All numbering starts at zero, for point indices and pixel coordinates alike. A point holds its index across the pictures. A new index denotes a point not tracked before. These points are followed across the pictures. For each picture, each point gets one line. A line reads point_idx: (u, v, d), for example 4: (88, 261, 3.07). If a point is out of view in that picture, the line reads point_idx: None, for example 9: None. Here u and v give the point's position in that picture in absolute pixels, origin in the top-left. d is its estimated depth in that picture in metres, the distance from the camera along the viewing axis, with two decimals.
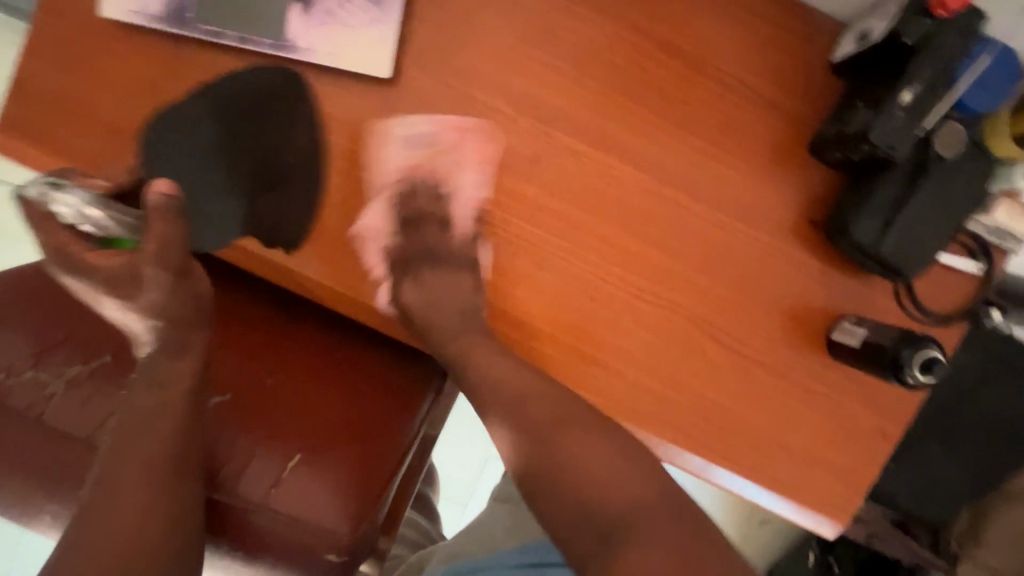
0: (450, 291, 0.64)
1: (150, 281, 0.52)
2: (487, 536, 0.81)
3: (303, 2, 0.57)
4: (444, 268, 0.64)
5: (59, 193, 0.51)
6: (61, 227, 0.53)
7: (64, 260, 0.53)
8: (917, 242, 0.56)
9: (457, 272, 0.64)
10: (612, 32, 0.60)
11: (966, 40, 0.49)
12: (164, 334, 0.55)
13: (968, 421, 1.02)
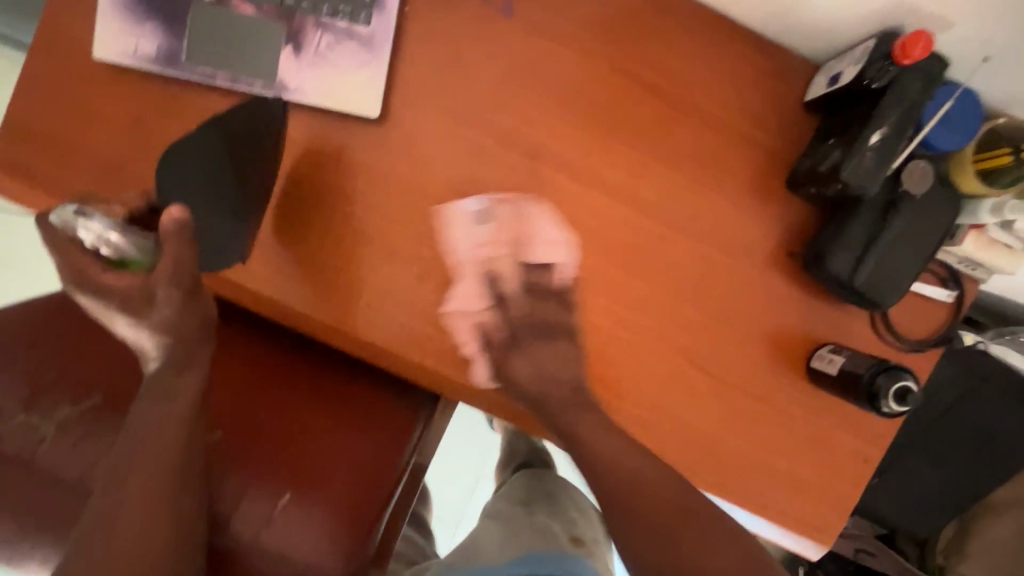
0: (554, 361, 0.63)
1: (163, 301, 0.51)
2: (479, 547, 0.82)
3: (293, 44, 0.58)
4: (540, 338, 0.65)
5: (82, 217, 0.47)
6: (79, 250, 0.50)
7: (81, 282, 0.50)
8: (889, 274, 0.58)
9: (552, 344, 0.64)
10: (596, 71, 0.62)
11: (931, 84, 0.51)
12: (170, 351, 0.53)
13: (950, 435, 1.04)
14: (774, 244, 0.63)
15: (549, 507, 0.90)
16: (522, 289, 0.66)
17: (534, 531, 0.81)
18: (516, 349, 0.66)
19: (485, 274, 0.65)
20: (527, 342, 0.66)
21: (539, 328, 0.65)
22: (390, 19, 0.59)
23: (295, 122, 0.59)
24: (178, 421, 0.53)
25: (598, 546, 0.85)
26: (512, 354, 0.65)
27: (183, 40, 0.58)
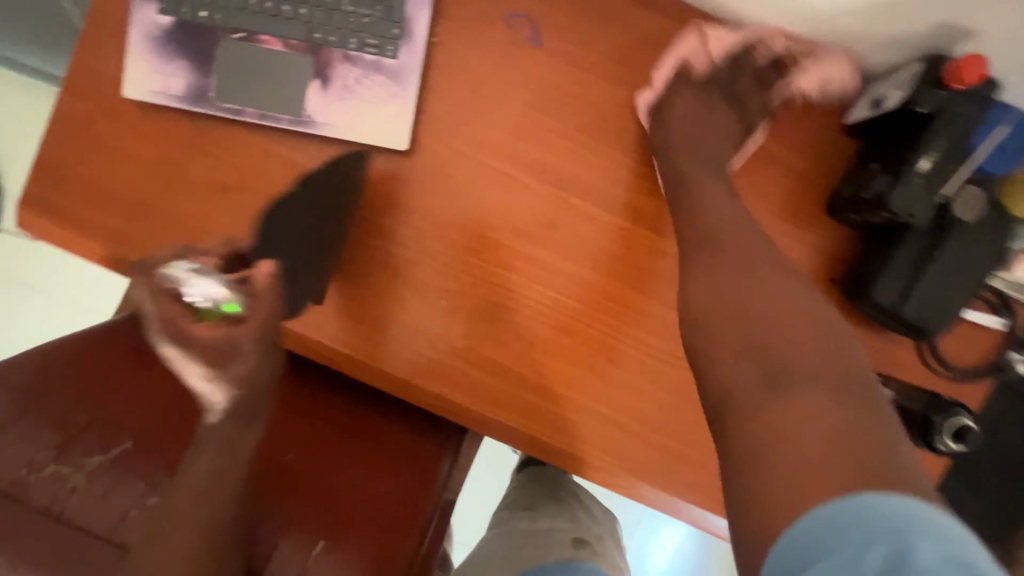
0: (702, 135, 0.61)
1: (246, 354, 0.48)
2: (487, 564, 0.84)
3: (321, 79, 0.58)
4: (698, 107, 0.63)
5: (186, 269, 0.44)
6: (168, 300, 0.46)
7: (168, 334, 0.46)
8: (940, 303, 0.55)
9: (715, 114, 0.63)
10: (626, 99, 0.61)
11: (982, 109, 0.49)
12: (236, 405, 0.51)
13: (990, 460, 1.00)
14: (815, 271, 0.60)
15: (551, 507, 0.91)
16: (722, 89, 0.63)
17: (537, 543, 0.83)
18: (675, 107, 0.61)
19: (698, 50, 0.60)
20: (676, 101, 0.61)
21: (705, 99, 0.64)
22: (418, 51, 0.58)
23: (323, 156, 0.59)
24: (239, 458, 0.51)
25: (602, 543, 0.87)
26: (668, 120, 0.61)
27: (212, 77, 0.57)
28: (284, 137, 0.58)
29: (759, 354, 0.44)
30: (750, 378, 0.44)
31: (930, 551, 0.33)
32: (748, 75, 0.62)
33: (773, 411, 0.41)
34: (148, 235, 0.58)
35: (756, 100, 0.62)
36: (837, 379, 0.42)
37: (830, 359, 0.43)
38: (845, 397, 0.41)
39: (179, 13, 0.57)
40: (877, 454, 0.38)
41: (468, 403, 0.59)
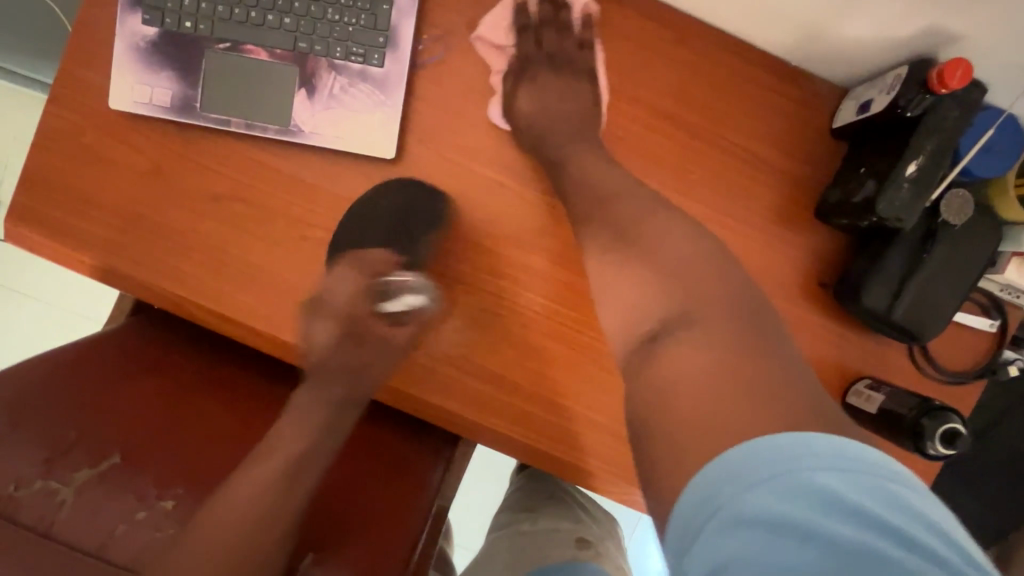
0: (557, 111, 0.60)
1: (391, 345, 0.60)
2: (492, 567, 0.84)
3: (307, 88, 0.57)
4: (537, 69, 0.62)
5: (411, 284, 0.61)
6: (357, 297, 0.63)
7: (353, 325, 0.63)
8: (930, 307, 0.55)
9: (561, 82, 0.61)
10: (613, 104, 0.60)
11: (969, 112, 0.49)
12: (355, 392, 0.59)
13: (988, 458, 1.00)
14: (803, 275, 0.60)
15: (553, 507, 0.91)
16: (539, 36, 0.62)
17: (538, 543, 0.84)
18: (528, 81, 0.61)
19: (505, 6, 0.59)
20: (534, 77, 0.61)
21: (552, 61, 0.62)
22: (404, 59, 0.58)
23: (310, 165, 0.59)
24: (323, 448, 0.56)
25: (606, 544, 0.87)
26: (516, 92, 0.60)
27: (199, 88, 0.57)
28: (271, 147, 0.58)
29: (661, 308, 0.49)
30: (651, 332, 0.49)
31: (783, 494, 0.36)
32: (548, 25, 0.61)
33: (676, 353, 0.46)
34: (139, 246, 0.58)
35: (566, 43, 0.61)
36: (730, 320, 0.46)
37: (722, 299, 0.48)
38: (736, 340, 0.45)
39: (164, 24, 0.57)
40: (768, 383, 0.42)
41: (458, 410, 0.59)
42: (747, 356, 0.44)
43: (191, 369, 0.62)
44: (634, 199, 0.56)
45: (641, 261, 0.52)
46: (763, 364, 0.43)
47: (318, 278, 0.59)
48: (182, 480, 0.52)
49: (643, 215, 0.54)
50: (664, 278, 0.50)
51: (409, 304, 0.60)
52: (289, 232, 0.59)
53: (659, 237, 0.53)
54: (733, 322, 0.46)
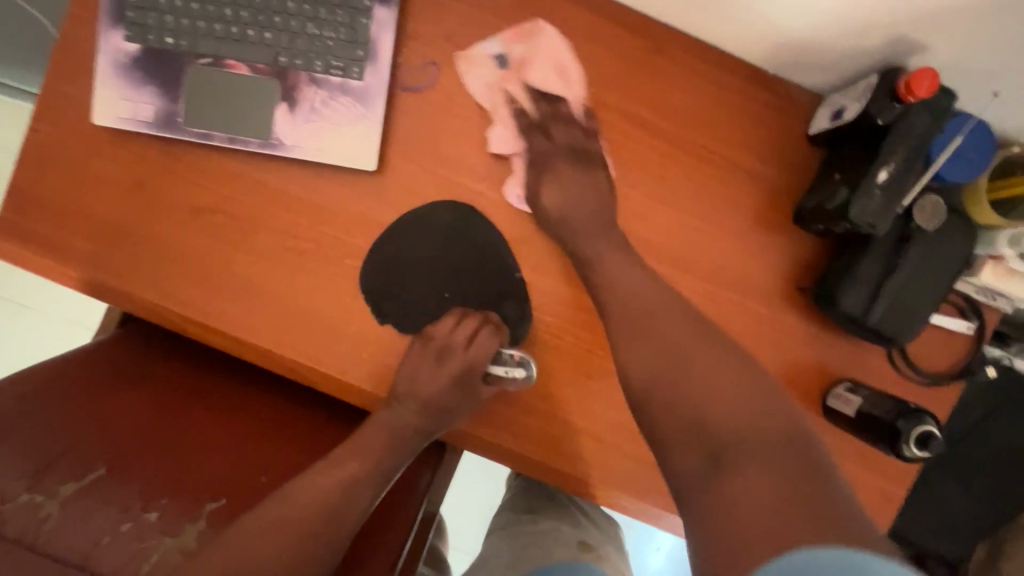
0: (580, 199, 0.59)
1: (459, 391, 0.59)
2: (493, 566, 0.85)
3: (288, 101, 0.58)
4: (553, 160, 0.61)
5: (520, 359, 0.59)
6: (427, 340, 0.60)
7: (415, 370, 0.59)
8: (905, 311, 0.55)
9: (581, 171, 0.60)
10: (593, 114, 0.61)
11: (938, 120, 0.50)
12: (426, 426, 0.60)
13: (978, 455, 1.00)
14: (782, 280, 0.61)
15: (555, 509, 0.91)
16: (547, 133, 0.61)
17: (541, 544, 0.84)
18: (549, 179, 0.60)
19: (501, 118, 0.60)
20: (556, 172, 0.60)
21: (569, 155, 0.61)
22: (383, 72, 0.58)
23: (293, 177, 0.59)
24: (367, 479, 0.56)
25: (607, 547, 0.88)
26: (541, 186, 0.60)
27: (181, 103, 0.58)
28: (253, 160, 0.59)
29: (702, 434, 0.46)
30: (696, 461, 0.45)
31: None
32: (554, 122, 0.61)
33: (727, 488, 0.42)
34: (126, 260, 0.59)
35: (576, 135, 0.61)
36: (774, 445, 0.44)
37: (763, 421, 0.45)
38: (785, 468, 0.42)
39: (146, 40, 0.58)
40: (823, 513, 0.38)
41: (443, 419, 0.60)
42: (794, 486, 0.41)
43: (181, 379, 0.62)
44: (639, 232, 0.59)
45: (672, 377, 0.49)
46: (822, 498, 0.40)
47: (303, 289, 0.59)
48: (167, 490, 0.51)
49: (666, 329, 0.52)
50: (699, 397, 0.47)
51: (510, 373, 0.58)
52: (274, 244, 0.59)
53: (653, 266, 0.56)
54: (778, 449, 0.43)
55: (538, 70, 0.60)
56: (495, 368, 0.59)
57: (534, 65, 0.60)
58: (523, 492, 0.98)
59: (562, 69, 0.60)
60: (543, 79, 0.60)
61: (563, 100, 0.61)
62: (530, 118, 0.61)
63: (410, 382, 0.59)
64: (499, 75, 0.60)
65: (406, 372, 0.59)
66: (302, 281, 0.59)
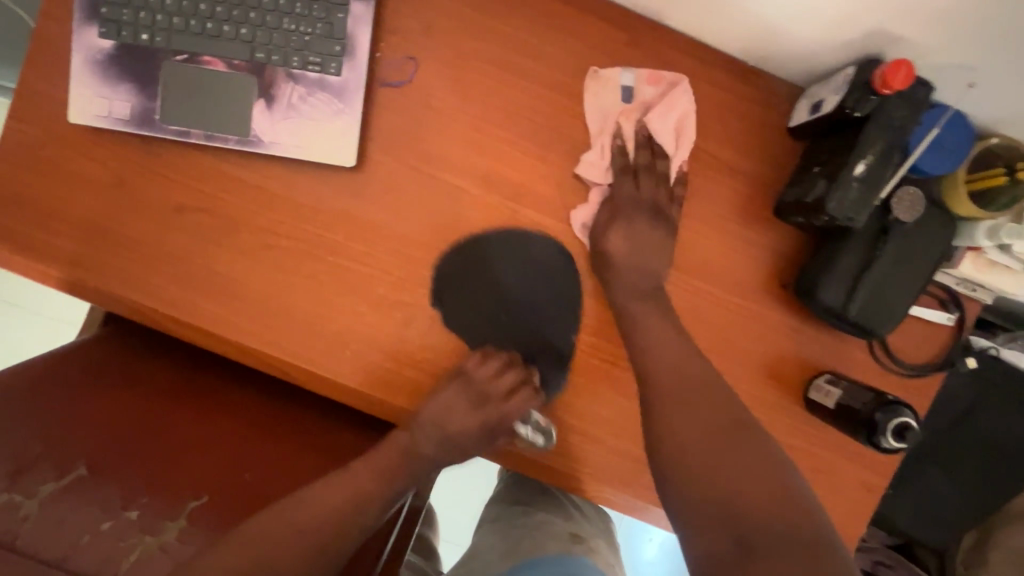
0: (645, 250, 0.58)
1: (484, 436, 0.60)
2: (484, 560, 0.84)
3: (266, 98, 0.58)
4: (633, 209, 0.59)
5: (547, 427, 0.59)
6: (468, 383, 0.59)
7: (449, 412, 0.58)
8: (884, 303, 0.56)
9: (653, 226, 0.59)
10: (573, 108, 0.61)
11: (915, 112, 0.50)
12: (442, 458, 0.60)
13: (965, 444, 1.01)
14: (764, 274, 0.61)
15: (547, 502, 0.91)
16: (636, 181, 0.60)
17: (533, 535, 0.84)
18: (619, 221, 0.59)
19: (601, 144, 0.60)
20: (628, 218, 0.59)
21: (646, 208, 0.59)
22: (361, 67, 0.58)
23: (273, 175, 0.59)
24: (378, 500, 0.56)
25: (599, 541, 0.88)
26: (608, 228, 0.60)
27: (158, 100, 0.57)
28: (231, 157, 0.59)
29: (722, 514, 0.44)
30: (720, 543, 0.43)
31: None
32: (646, 172, 0.60)
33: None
34: (106, 260, 0.58)
35: (662, 192, 0.60)
36: (798, 531, 0.42)
37: (781, 501, 0.44)
38: (813, 559, 0.40)
39: (120, 37, 0.57)
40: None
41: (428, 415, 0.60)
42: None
43: (165, 377, 0.62)
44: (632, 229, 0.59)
45: (688, 455, 0.48)
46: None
47: (284, 287, 0.59)
48: (146, 489, 0.51)
49: (676, 400, 0.51)
50: (717, 474, 0.46)
51: (533, 439, 0.59)
52: (255, 242, 0.59)
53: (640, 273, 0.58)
54: (803, 536, 0.42)
55: (663, 117, 0.59)
56: (521, 429, 0.59)
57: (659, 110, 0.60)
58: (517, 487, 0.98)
59: (684, 128, 0.60)
60: (664, 127, 0.60)
61: (664, 154, 0.60)
62: (621, 157, 0.60)
63: (442, 422, 0.58)
64: (620, 109, 0.60)
65: (442, 412, 0.58)
66: (284, 279, 0.59)
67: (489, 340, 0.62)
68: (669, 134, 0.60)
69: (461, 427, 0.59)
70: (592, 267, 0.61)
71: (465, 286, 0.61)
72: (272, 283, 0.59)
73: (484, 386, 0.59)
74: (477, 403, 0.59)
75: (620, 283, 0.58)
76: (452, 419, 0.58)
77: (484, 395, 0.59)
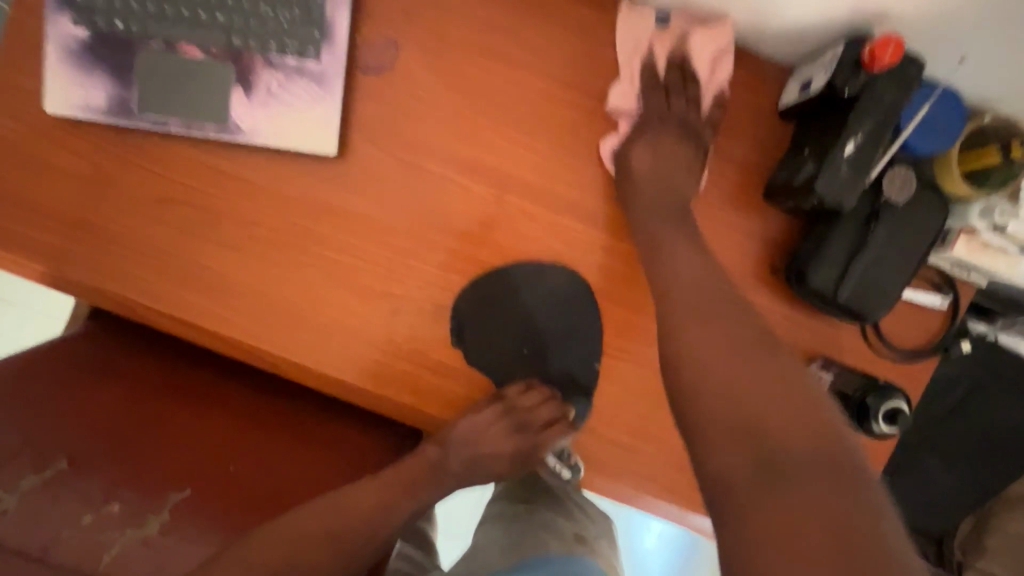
0: (670, 171, 0.58)
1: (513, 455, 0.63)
2: (486, 558, 0.83)
3: (244, 85, 0.57)
4: (660, 128, 0.60)
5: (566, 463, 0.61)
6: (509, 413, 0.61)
7: (484, 435, 0.61)
8: (876, 287, 0.55)
9: (680, 144, 0.59)
10: (560, 92, 0.59)
11: (906, 89, 0.48)
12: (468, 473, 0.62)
13: (964, 430, 1.00)
14: (756, 259, 0.60)
15: (550, 500, 0.90)
16: (667, 99, 0.61)
17: (537, 532, 0.83)
18: (645, 142, 0.60)
19: (631, 70, 0.59)
20: (651, 138, 0.60)
21: (673, 127, 0.60)
22: (341, 52, 0.57)
23: (254, 164, 0.58)
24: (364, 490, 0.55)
25: (601, 541, 0.87)
26: (608, 208, 0.60)
27: (134, 89, 0.56)
28: (211, 147, 0.58)
29: (750, 436, 0.42)
30: (743, 463, 0.41)
31: None
32: (677, 92, 0.60)
33: (777, 502, 0.39)
34: (85, 253, 0.57)
35: (693, 114, 0.60)
36: (834, 462, 0.40)
37: (820, 431, 0.42)
38: (843, 486, 0.39)
39: (94, 25, 0.56)
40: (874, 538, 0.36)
41: (417, 406, 0.60)
42: (847, 503, 0.38)
43: (149, 370, 0.61)
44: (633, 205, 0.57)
45: (716, 382, 0.46)
46: (885, 539, 0.36)
47: (268, 279, 0.58)
48: (128, 483, 0.50)
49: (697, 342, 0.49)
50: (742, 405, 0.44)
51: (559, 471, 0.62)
52: (237, 233, 0.58)
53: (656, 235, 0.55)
54: (838, 467, 0.40)
55: (698, 38, 0.58)
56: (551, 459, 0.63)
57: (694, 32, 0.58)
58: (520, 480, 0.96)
59: (721, 57, 0.58)
60: (699, 49, 0.58)
61: (696, 79, 0.60)
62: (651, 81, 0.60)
63: (475, 445, 0.61)
64: (653, 33, 0.59)
65: (477, 437, 0.60)
66: (267, 270, 0.58)
67: (477, 329, 0.60)
68: (704, 55, 0.58)
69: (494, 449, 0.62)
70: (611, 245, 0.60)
71: (466, 291, 0.60)
72: (255, 274, 0.58)
73: (528, 413, 0.62)
74: (514, 428, 0.62)
75: (642, 211, 0.58)
76: (490, 440, 0.61)
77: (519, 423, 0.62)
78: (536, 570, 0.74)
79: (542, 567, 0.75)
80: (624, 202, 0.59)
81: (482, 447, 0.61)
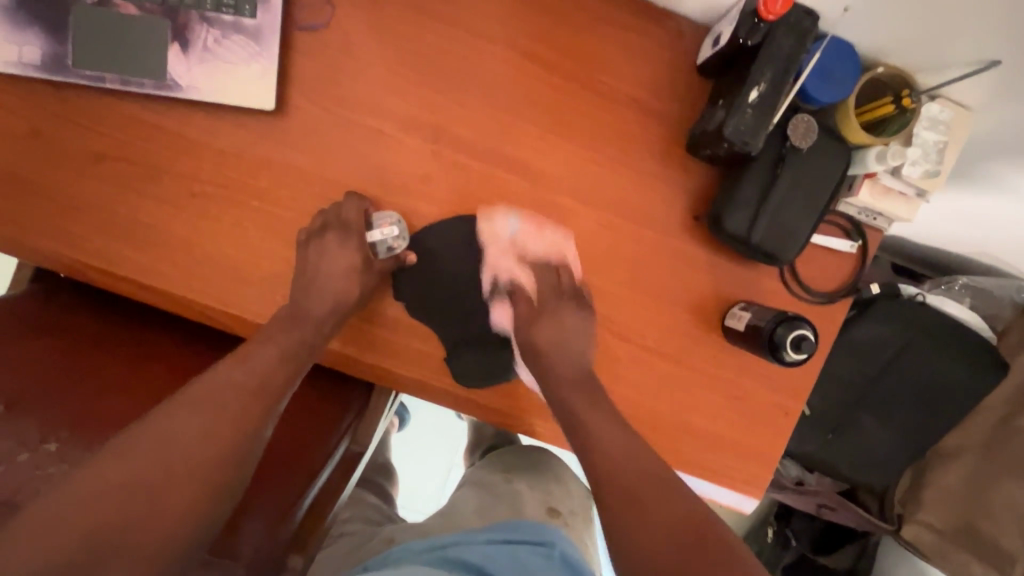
0: (590, 126, 0.63)
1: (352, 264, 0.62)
2: (454, 514, 0.81)
3: (181, 42, 0.58)
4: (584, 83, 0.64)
5: (392, 239, 0.62)
6: (336, 225, 0.60)
7: (319, 234, 0.60)
8: (785, 229, 0.59)
9: (606, 102, 0.63)
10: (491, 50, 0.62)
11: (801, 41, 0.53)
12: (342, 305, 0.60)
13: (909, 392, 0.98)
14: (680, 209, 0.64)
15: (532, 476, 0.87)
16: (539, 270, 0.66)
17: (509, 502, 0.79)
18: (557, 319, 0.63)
19: (511, 268, 0.68)
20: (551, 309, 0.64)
21: (563, 294, 0.64)
22: (275, 10, 0.59)
23: (193, 120, 0.59)
24: (275, 389, 0.55)
25: (576, 517, 0.83)
26: (540, 161, 0.63)
27: (68, 44, 0.57)
28: (150, 103, 0.59)
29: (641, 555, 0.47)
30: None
31: None
32: None
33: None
34: (24, 208, 0.58)
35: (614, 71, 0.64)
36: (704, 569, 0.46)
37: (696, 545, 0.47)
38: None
39: None
40: None
41: (360, 354, 0.62)
42: None
43: (93, 328, 0.62)
44: (559, 161, 0.63)
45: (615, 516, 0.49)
46: None
47: (208, 234, 0.59)
48: (68, 425, 0.55)
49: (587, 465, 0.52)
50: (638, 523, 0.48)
51: (390, 237, 0.62)
52: (177, 188, 0.59)
53: (577, 202, 0.63)
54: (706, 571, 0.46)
55: (544, 257, 0.65)
56: (387, 253, 0.63)
57: (535, 238, 0.64)
58: (489, 460, 0.95)
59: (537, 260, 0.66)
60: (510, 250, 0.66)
61: (595, 59, 0.63)
62: (526, 285, 0.68)
63: (312, 250, 0.60)
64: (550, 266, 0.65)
65: (311, 242, 0.60)
66: (207, 224, 0.59)
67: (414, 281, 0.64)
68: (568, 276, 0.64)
69: (332, 252, 0.61)
70: (543, 198, 0.63)
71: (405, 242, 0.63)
72: (195, 227, 0.59)
73: (353, 223, 0.61)
74: (349, 238, 0.61)
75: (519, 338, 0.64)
76: (322, 254, 0.61)
77: (339, 229, 0.60)
78: (511, 534, 0.71)
79: (517, 530, 0.72)
80: (554, 158, 0.63)
81: (316, 245, 0.60)
